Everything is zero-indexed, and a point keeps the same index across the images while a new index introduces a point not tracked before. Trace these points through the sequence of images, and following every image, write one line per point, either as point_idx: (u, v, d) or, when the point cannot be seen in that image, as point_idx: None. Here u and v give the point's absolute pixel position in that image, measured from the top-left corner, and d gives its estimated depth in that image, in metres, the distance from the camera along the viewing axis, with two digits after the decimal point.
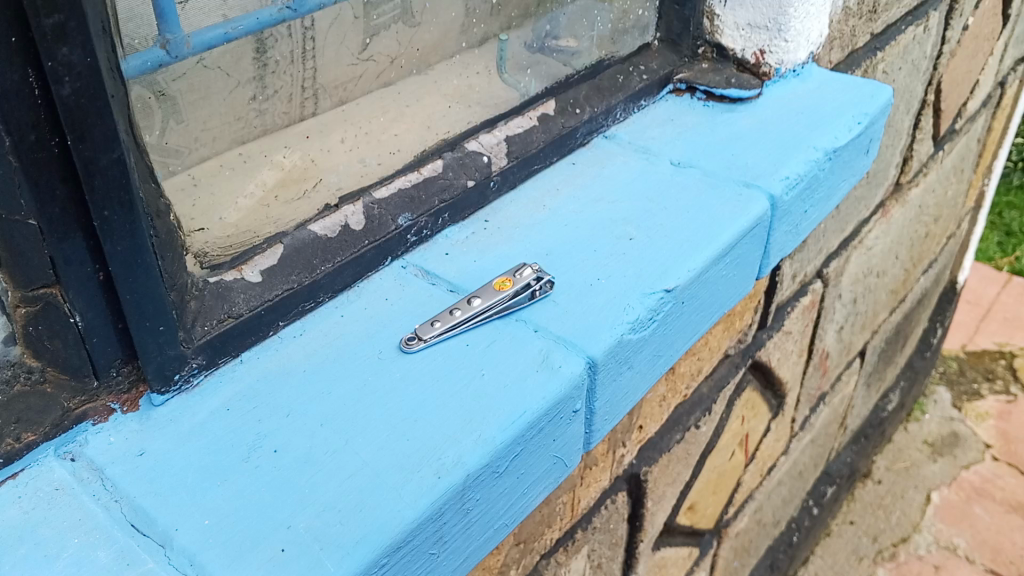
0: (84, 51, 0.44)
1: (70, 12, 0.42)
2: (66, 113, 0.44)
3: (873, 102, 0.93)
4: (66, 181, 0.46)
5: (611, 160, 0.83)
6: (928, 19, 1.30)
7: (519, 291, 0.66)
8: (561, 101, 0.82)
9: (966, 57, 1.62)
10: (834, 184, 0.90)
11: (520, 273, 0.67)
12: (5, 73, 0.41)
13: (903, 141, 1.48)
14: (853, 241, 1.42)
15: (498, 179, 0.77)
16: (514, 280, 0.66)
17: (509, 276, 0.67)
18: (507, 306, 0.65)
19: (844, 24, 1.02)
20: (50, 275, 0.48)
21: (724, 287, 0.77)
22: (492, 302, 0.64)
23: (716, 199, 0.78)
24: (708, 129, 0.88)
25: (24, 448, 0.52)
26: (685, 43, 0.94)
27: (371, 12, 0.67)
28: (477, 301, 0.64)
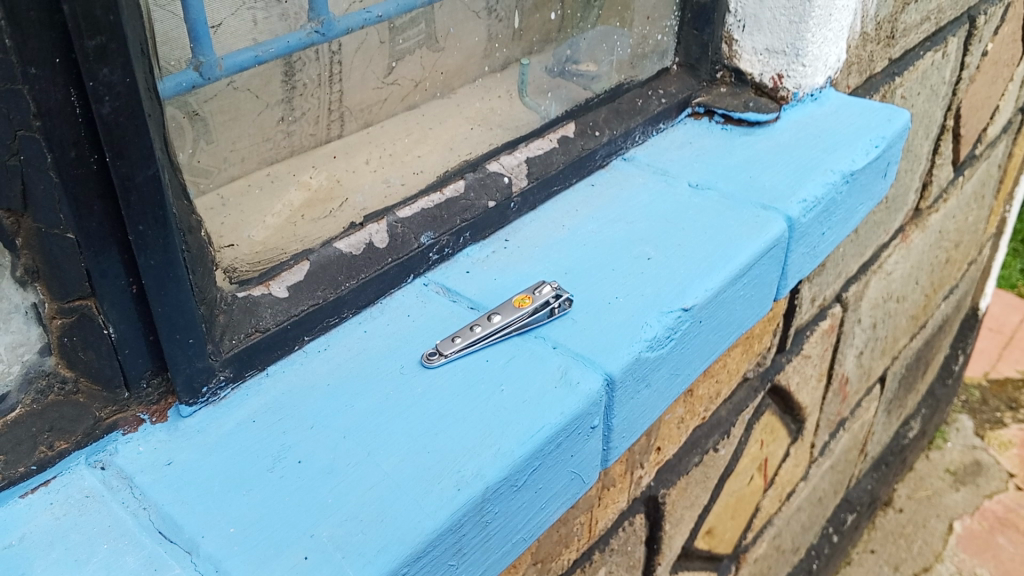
0: (124, 72, 0.45)
1: (112, 34, 0.44)
2: (105, 131, 0.46)
3: (890, 126, 0.94)
4: (103, 197, 0.48)
5: (629, 182, 0.84)
6: (947, 44, 1.31)
7: (539, 308, 0.67)
8: (581, 124, 0.84)
9: (985, 83, 1.63)
10: (852, 208, 0.91)
11: (540, 290, 0.68)
12: (48, 93, 0.43)
13: (922, 166, 1.48)
14: (872, 266, 1.43)
15: (519, 201, 0.78)
16: (534, 297, 0.67)
17: (528, 294, 0.68)
18: (526, 321, 0.66)
19: (862, 49, 1.04)
20: (85, 287, 0.50)
21: (742, 307, 0.78)
22: (511, 319, 0.65)
23: (734, 220, 0.79)
24: (726, 152, 0.89)
25: (57, 456, 0.53)
26: (703, 68, 0.96)
27: (396, 37, 0.69)
28: (497, 317, 0.66)
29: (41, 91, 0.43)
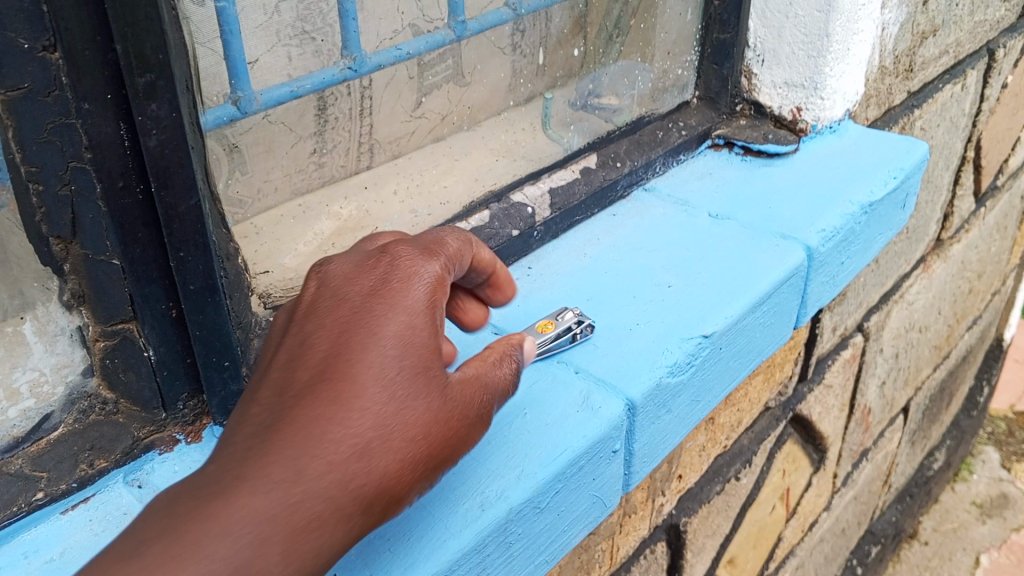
0: (171, 107, 0.47)
1: (161, 72, 0.46)
2: (151, 162, 0.47)
3: (908, 157, 0.95)
4: (148, 225, 0.50)
5: (650, 212, 0.86)
6: (966, 77, 1.33)
7: (561, 334, 0.68)
8: (602, 155, 0.86)
9: (1005, 114, 1.65)
10: (871, 238, 0.92)
11: (562, 316, 0.69)
12: (99, 127, 0.45)
13: (943, 197, 1.49)
14: (893, 296, 1.43)
15: (542, 229, 0.79)
16: (556, 323, 0.69)
17: (551, 320, 0.69)
18: (548, 348, 0.67)
19: (881, 82, 1.05)
20: (127, 311, 0.52)
21: (761, 335, 0.80)
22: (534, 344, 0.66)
23: (753, 249, 0.81)
24: (746, 182, 0.91)
25: (96, 473, 0.56)
26: (722, 101, 0.97)
27: (424, 73, 0.72)
28: None
29: (93, 125, 0.45)
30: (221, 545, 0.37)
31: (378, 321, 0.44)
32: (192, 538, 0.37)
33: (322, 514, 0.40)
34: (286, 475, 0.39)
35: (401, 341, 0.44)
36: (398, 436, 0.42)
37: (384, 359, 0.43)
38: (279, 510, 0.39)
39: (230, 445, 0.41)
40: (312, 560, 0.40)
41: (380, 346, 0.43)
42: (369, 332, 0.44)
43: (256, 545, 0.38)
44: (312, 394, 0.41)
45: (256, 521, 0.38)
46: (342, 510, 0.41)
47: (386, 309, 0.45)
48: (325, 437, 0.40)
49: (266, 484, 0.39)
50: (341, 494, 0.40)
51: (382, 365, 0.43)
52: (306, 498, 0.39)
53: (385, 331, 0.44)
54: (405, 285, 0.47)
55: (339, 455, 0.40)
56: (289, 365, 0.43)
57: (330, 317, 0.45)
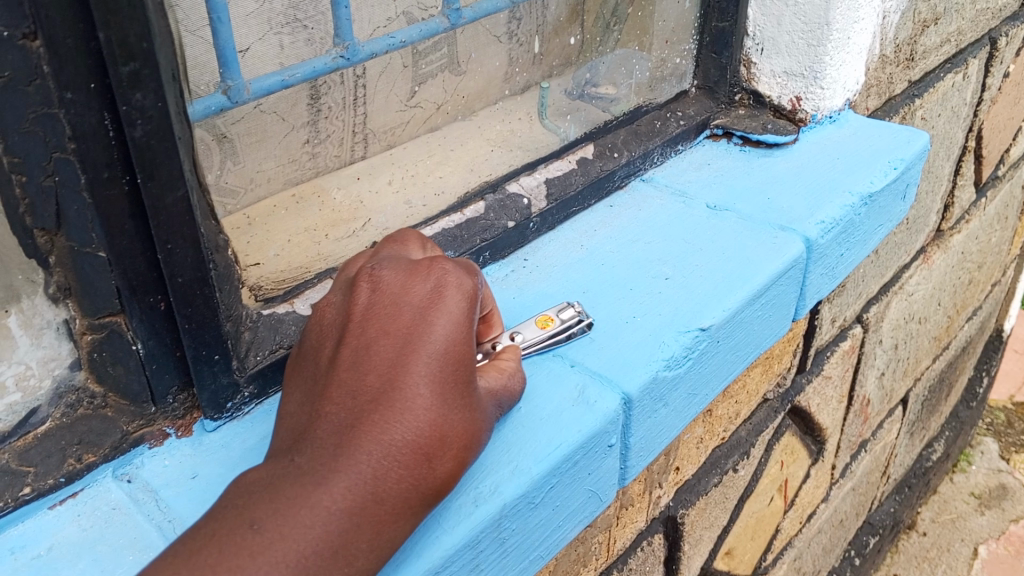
0: (157, 97, 0.46)
1: (145, 61, 0.45)
2: (137, 152, 0.46)
3: (910, 147, 0.94)
4: (135, 217, 0.49)
5: (647, 203, 0.85)
6: (968, 66, 1.31)
7: (560, 334, 0.68)
8: (599, 146, 0.84)
9: (1007, 104, 1.63)
10: (871, 229, 0.92)
11: (564, 314, 0.69)
12: (82, 117, 0.44)
13: (944, 187, 1.49)
14: (893, 287, 1.43)
15: (538, 220, 0.78)
16: (556, 321, 0.68)
17: (552, 316, 0.69)
18: (546, 344, 0.67)
19: (881, 71, 1.04)
20: (115, 304, 0.51)
21: (760, 327, 0.79)
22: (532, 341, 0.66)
23: (751, 241, 0.80)
24: (744, 172, 0.90)
25: (85, 468, 0.55)
26: (721, 91, 0.96)
27: (419, 62, 0.74)
28: (520, 337, 0.66)
29: (77, 114, 0.44)
30: (316, 531, 0.43)
31: (437, 334, 0.50)
32: (290, 524, 0.43)
33: (399, 502, 0.47)
34: (370, 474, 0.46)
35: (451, 351, 0.50)
36: (453, 436, 0.49)
37: (442, 369, 0.49)
38: (363, 501, 0.45)
39: (316, 438, 0.47)
40: (387, 543, 0.47)
41: (438, 358, 0.49)
42: (430, 340, 0.50)
43: (344, 531, 0.44)
44: (386, 402, 0.47)
45: (345, 509, 0.45)
46: (411, 498, 0.47)
47: (443, 321, 0.51)
48: (398, 440, 0.47)
49: (354, 478, 0.45)
50: (411, 485, 0.47)
51: (441, 377, 0.49)
52: (385, 489, 0.46)
53: (444, 344, 0.50)
54: (452, 298, 0.53)
55: (410, 455, 0.47)
56: (357, 370, 0.49)
57: (391, 324, 0.51)
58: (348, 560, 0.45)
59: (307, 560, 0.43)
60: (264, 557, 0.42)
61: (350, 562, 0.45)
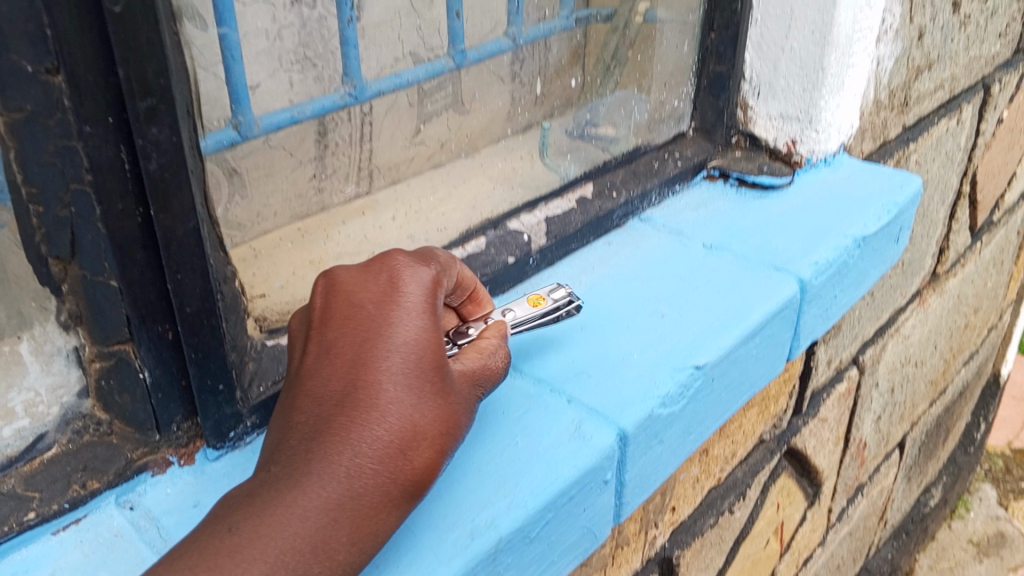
0: (172, 131, 0.47)
1: (162, 96, 0.46)
2: (151, 186, 0.48)
3: (903, 191, 0.96)
4: (146, 247, 0.50)
5: (644, 242, 0.86)
6: (962, 111, 1.34)
7: (551, 312, 0.67)
8: (598, 185, 0.86)
9: (1001, 150, 1.66)
10: (864, 271, 0.93)
11: (554, 294, 0.68)
12: (99, 149, 0.46)
13: (939, 231, 1.50)
14: (889, 330, 1.44)
15: (538, 257, 0.78)
16: (547, 300, 0.67)
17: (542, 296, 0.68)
18: (538, 322, 0.66)
19: (876, 116, 1.06)
20: (124, 332, 0.53)
21: (754, 367, 0.80)
22: (523, 317, 0.65)
23: (746, 281, 0.81)
24: (740, 213, 0.91)
25: (88, 495, 0.55)
26: (719, 133, 0.97)
27: (424, 100, 0.78)
28: (511, 313, 0.65)
29: (94, 147, 0.45)
30: (293, 529, 0.45)
31: (397, 330, 0.51)
32: (267, 525, 0.44)
33: (378, 496, 0.48)
34: (342, 471, 0.47)
35: (412, 343, 0.51)
36: (427, 428, 0.50)
37: (405, 364, 0.50)
38: (339, 498, 0.46)
39: (288, 445, 0.48)
40: (370, 536, 0.48)
41: (398, 353, 0.51)
42: (388, 336, 0.51)
43: (322, 527, 0.45)
44: (352, 402, 0.49)
45: (320, 506, 0.46)
46: (390, 492, 0.48)
47: (402, 317, 0.52)
48: (367, 438, 0.48)
49: (326, 476, 0.46)
50: (387, 477, 0.48)
51: (406, 371, 0.50)
52: (360, 486, 0.47)
53: (404, 337, 0.51)
54: (409, 292, 0.54)
55: (382, 449, 0.48)
56: (322, 375, 0.50)
57: (352, 324, 0.52)
58: (331, 555, 0.46)
59: (287, 557, 0.44)
60: (242, 559, 0.43)
61: (335, 558, 0.46)
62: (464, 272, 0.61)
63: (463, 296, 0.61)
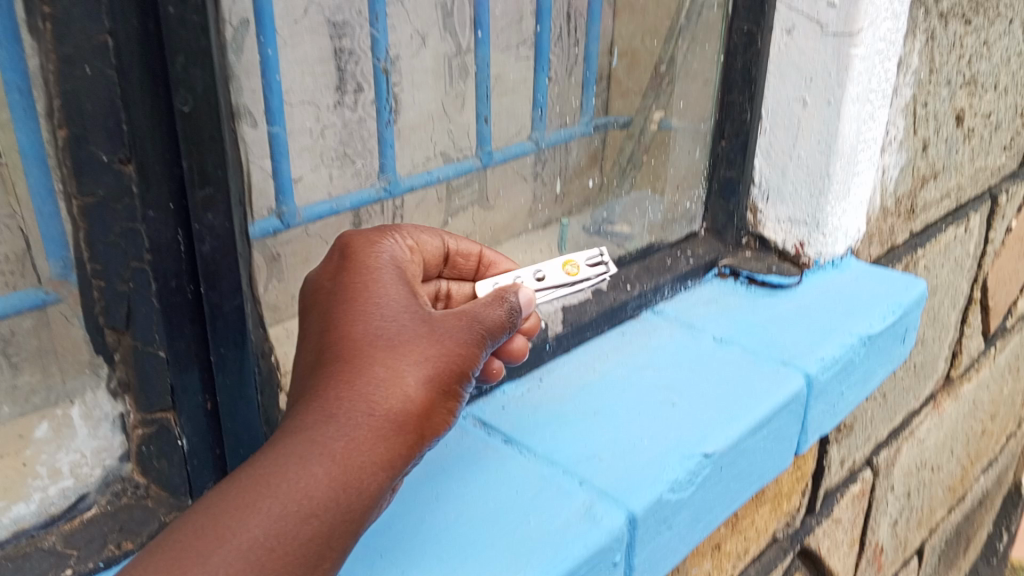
0: (225, 217, 0.53)
1: (218, 186, 0.52)
2: (203, 266, 0.53)
3: (908, 293, 1.00)
4: (194, 321, 0.54)
5: (657, 333, 0.90)
6: (969, 220, 1.38)
7: (580, 280, 0.75)
8: (614, 278, 0.91)
9: (1011, 258, 1.70)
10: (871, 370, 0.96)
11: (587, 263, 0.76)
12: (160, 231, 0.51)
13: (951, 335, 1.53)
14: (903, 433, 1.45)
15: (554, 342, 0.84)
16: (579, 271, 0.75)
17: (576, 263, 0.75)
18: (569, 288, 0.75)
19: (882, 222, 1.11)
20: (167, 401, 0.57)
21: (762, 458, 0.83)
22: (554, 284, 0.73)
23: (755, 374, 0.84)
24: (750, 310, 0.95)
25: (122, 556, 0.57)
26: (729, 234, 1.01)
27: (452, 196, 0.87)
28: (546, 279, 0.72)
29: (156, 229, 0.51)
30: (266, 477, 0.46)
31: (363, 294, 0.55)
32: (241, 480, 0.47)
33: (355, 436, 0.49)
34: (312, 421, 0.49)
35: (374, 305, 0.54)
36: (396, 369, 0.51)
37: (367, 324, 0.53)
38: (309, 443, 0.48)
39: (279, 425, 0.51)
40: (358, 474, 0.48)
41: (360, 315, 0.53)
42: (353, 305, 0.54)
43: (296, 470, 0.47)
44: (323, 366, 0.51)
45: (294, 455, 0.47)
46: (368, 430, 0.49)
47: (370, 283, 0.55)
48: (336, 392, 0.50)
49: (299, 431, 0.48)
50: (359, 416, 0.49)
51: (369, 326, 0.53)
52: (333, 430, 0.48)
53: (370, 299, 0.54)
54: (378, 267, 0.57)
55: (350, 393, 0.50)
56: (305, 359, 0.54)
57: (327, 305, 0.55)
58: (310, 492, 0.46)
59: (262, 503, 0.46)
60: (217, 509, 0.45)
61: (316, 497, 0.46)
62: (459, 244, 0.71)
63: (471, 261, 0.72)
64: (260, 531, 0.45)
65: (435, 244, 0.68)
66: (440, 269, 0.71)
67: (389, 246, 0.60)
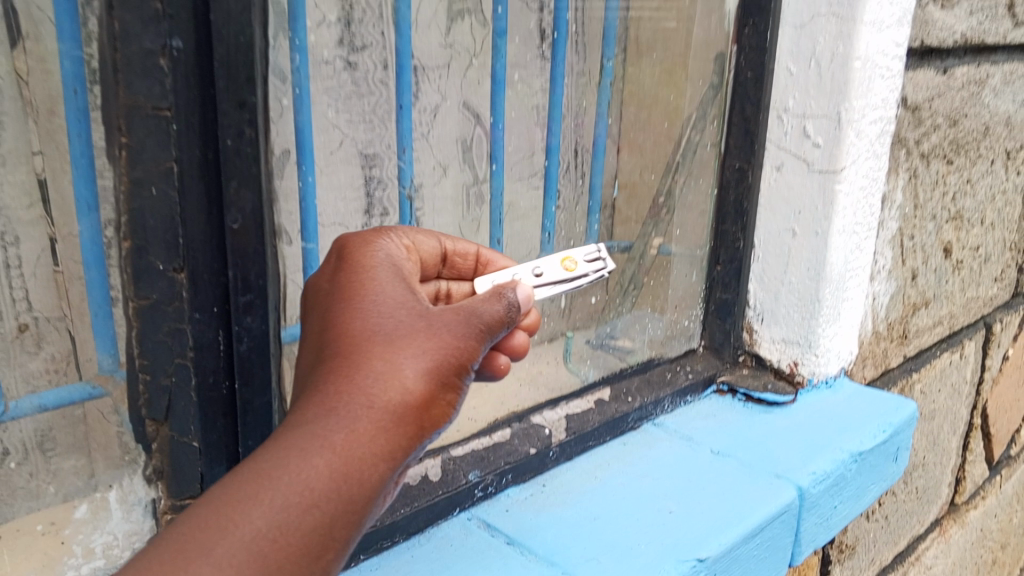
0: (262, 321, 0.59)
1: (259, 293, 0.58)
2: (239, 364, 0.59)
3: (897, 413, 1.04)
4: (226, 415, 0.61)
5: (656, 444, 0.95)
6: (963, 346, 1.44)
7: (580, 276, 0.69)
8: (615, 389, 0.98)
9: (1010, 385, 1.74)
10: (863, 486, 1.00)
11: (585, 259, 0.70)
12: (204, 332, 0.57)
13: (953, 460, 1.56)
14: (907, 557, 1.47)
15: (557, 450, 0.88)
16: (577, 266, 0.69)
17: (574, 258, 0.69)
18: (569, 284, 0.69)
19: (875, 345, 1.16)
20: (195, 488, 0.62)
21: (756, 566, 0.85)
22: (554, 280, 0.67)
23: (749, 485, 0.88)
24: (746, 425, 0.99)
25: None
26: (727, 351, 1.07)
27: None
28: (544, 275, 0.67)
29: (201, 330, 0.57)
30: (261, 471, 0.42)
31: (360, 287, 0.51)
32: (235, 474, 0.43)
33: (355, 427, 0.44)
34: (311, 414, 0.45)
35: (374, 296, 0.50)
36: (397, 357, 0.46)
37: (365, 314, 0.49)
38: (306, 435, 0.44)
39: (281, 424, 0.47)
40: (361, 466, 0.44)
41: (359, 308, 0.49)
42: (353, 298, 0.50)
43: (293, 461, 0.43)
44: (323, 360, 0.48)
45: (289, 447, 0.43)
46: (372, 416, 0.45)
47: (365, 275, 0.52)
48: (335, 382, 0.46)
49: (295, 424, 0.44)
50: (358, 407, 0.45)
51: (368, 313, 0.49)
52: (332, 419, 0.44)
53: (368, 292, 0.51)
54: (378, 263, 0.54)
55: (349, 384, 0.45)
56: (306, 356, 0.50)
57: (328, 301, 0.52)
58: (309, 482, 0.42)
59: (256, 495, 0.41)
60: (208, 505, 0.41)
61: (317, 489, 0.42)
62: (456, 245, 0.70)
63: (468, 260, 0.71)
64: (262, 523, 0.41)
65: (431, 244, 0.67)
66: (439, 269, 0.70)
67: (388, 243, 0.57)
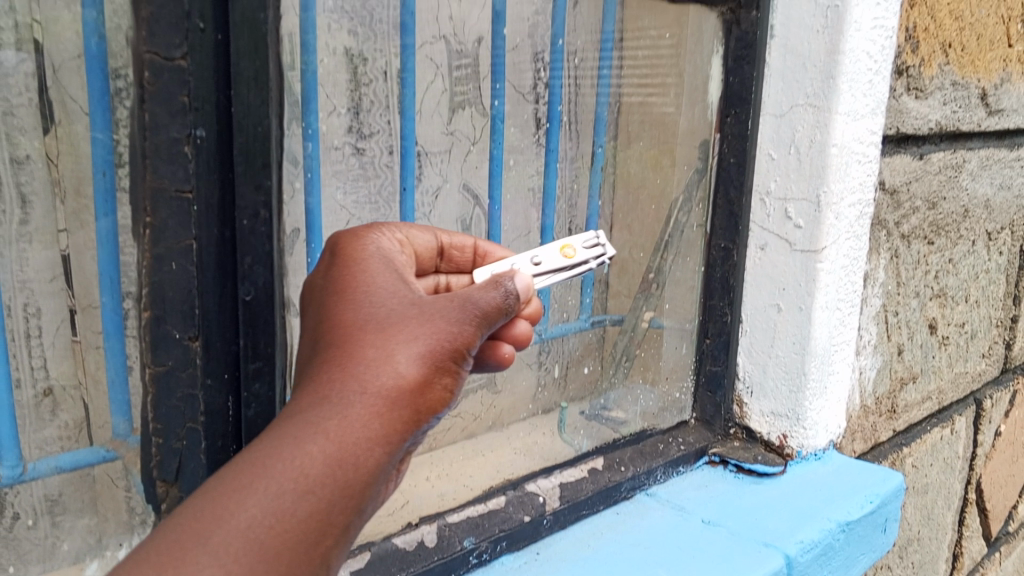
0: (269, 387, 0.64)
1: (267, 360, 0.63)
2: (245, 429, 0.64)
3: (884, 485, 1.06)
4: None
5: (648, 513, 0.97)
6: (954, 421, 1.46)
7: (581, 264, 0.70)
8: (608, 459, 1.00)
9: (1006, 461, 1.76)
10: (851, 557, 1.01)
11: (586, 245, 0.71)
12: (213, 397, 0.62)
13: (950, 536, 1.57)
14: None
15: (551, 518, 0.90)
16: (577, 252, 0.70)
17: (574, 244, 0.71)
18: (570, 272, 0.70)
19: (864, 418, 1.18)
20: None
21: None
22: (554, 273, 0.69)
23: (739, 553, 0.89)
24: (735, 496, 1.01)
25: None
26: (717, 423, 1.11)
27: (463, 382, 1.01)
28: (543, 265, 0.69)
29: (212, 395, 0.62)
30: (257, 458, 0.44)
31: (354, 283, 0.53)
32: (234, 464, 0.44)
33: (350, 414, 0.46)
34: (306, 405, 0.47)
35: (366, 292, 0.52)
36: (389, 348, 0.48)
37: (358, 309, 0.51)
38: (302, 424, 0.45)
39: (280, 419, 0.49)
40: (356, 452, 0.45)
41: (352, 304, 0.51)
42: (346, 295, 0.52)
43: (289, 449, 0.44)
44: (319, 355, 0.50)
45: (284, 435, 0.45)
46: (366, 401, 0.47)
47: (358, 275, 0.54)
48: (329, 375, 0.47)
49: (292, 415, 0.46)
50: (351, 395, 0.46)
51: (360, 306, 0.51)
52: (326, 408, 0.46)
53: (362, 287, 0.53)
54: (371, 261, 0.56)
55: (343, 373, 0.47)
56: (303, 352, 0.52)
57: (324, 300, 0.54)
58: (305, 467, 0.44)
59: (254, 482, 0.43)
60: (207, 495, 0.43)
61: (312, 474, 0.44)
62: (452, 238, 0.73)
63: (466, 253, 0.74)
64: (259, 509, 0.42)
65: (426, 238, 0.70)
66: (436, 263, 0.73)
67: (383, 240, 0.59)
